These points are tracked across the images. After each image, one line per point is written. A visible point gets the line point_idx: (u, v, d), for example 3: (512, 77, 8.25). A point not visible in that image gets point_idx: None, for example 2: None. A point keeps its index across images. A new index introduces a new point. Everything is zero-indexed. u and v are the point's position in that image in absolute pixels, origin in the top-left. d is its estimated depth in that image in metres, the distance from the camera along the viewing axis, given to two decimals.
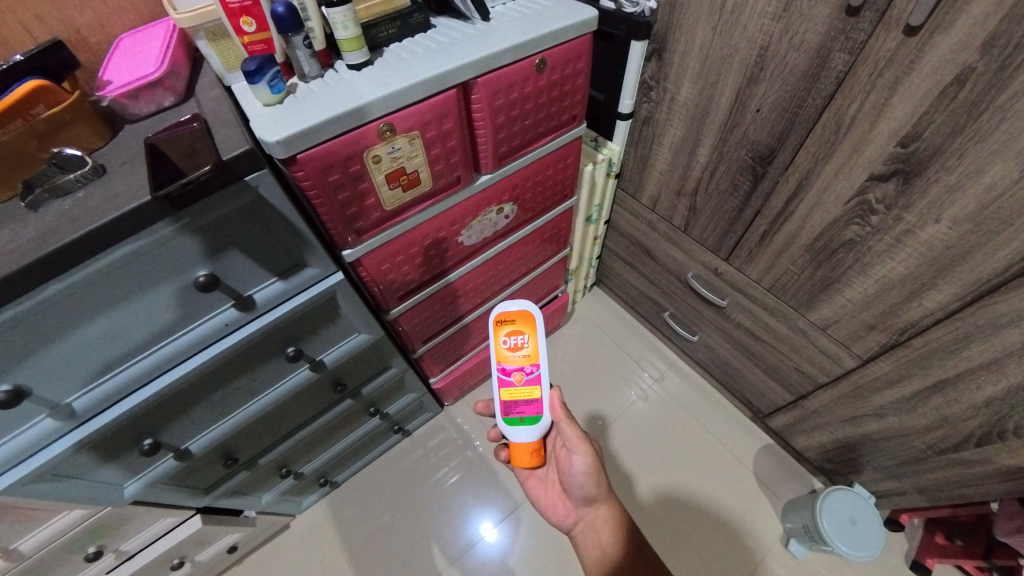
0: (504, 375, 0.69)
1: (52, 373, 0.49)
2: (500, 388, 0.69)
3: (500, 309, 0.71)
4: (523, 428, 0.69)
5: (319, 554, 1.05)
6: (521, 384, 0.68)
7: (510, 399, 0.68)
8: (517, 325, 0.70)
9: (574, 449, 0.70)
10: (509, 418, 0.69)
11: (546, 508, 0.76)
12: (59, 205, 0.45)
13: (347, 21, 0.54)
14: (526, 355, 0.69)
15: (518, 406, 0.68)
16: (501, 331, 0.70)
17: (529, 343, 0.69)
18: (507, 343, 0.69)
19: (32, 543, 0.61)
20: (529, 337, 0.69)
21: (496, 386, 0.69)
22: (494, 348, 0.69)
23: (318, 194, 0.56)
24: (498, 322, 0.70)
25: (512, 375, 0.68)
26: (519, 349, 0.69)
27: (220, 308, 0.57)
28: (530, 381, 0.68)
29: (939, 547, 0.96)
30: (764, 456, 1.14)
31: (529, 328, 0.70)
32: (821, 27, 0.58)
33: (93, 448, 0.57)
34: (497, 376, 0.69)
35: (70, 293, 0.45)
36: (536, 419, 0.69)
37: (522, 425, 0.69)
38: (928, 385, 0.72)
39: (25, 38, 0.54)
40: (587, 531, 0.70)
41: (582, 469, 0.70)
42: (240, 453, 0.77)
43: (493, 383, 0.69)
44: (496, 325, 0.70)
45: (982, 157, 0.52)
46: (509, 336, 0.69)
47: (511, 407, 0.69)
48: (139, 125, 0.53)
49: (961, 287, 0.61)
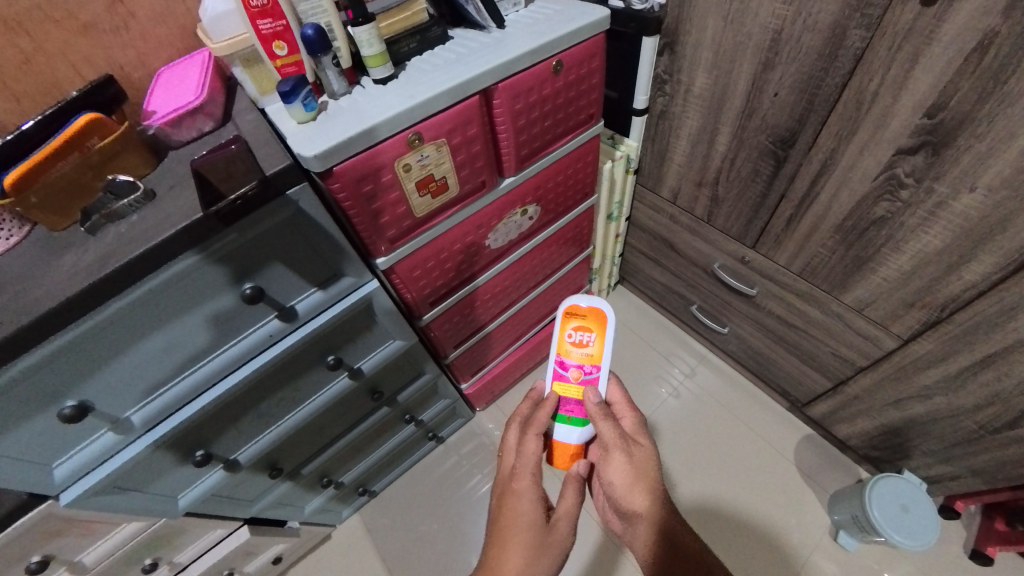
0: (561, 368, 0.73)
1: (112, 388, 0.52)
2: (554, 382, 0.73)
3: (571, 303, 0.76)
4: (570, 428, 0.71)
5: (359, 565, 1.06)
6: (576, 380, 0.72)
7: (561, 393, 0.72)
8: (586, 321, 0.74)
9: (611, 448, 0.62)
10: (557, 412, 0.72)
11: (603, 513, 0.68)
12: (116, 228, 0.48)
13: (372, 38, 0.56)
14: (588, 354, 0.73)
15: (569, 404, 0.72)
16: (570, 325, 0.75)
17: (595, 343, 0.74)
18: (572, 338, 0.74)
19: (94, 556, 0.64)
20: (596, 336, 0.74)
21: (551, 378, 0.73)
22: (557, 340, 0.75)
23: (352, 205, 0.58)
24: (567, 315, 0.75)
25: (569, 370, 0.73)
26: (583, 346, 0.73)
27: (264, 320, 0.59)
28: (586, 381, 0.72)
29: (1000, 534, 0.92)
30: (806, 447, 1.12)
31: (598, 327, 0.74)
32: (834, 6, 0.59)
33: (153, 461, 0.60)
34: (554, 367, 0.73)
35: (128, 310, 0.47)
36: (583, 421, 0.71)
37: (568, 425, 0.71)
38: (975, 361, 0.70)
39: (75, 79, 0.59)
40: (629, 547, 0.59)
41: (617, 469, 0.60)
42: (284, 464, 0.79)
43: (549, 374, 0.74)
44: (566, 317, 0.75)
45: (1012, 122, 0.51)
46: (576, 331, 0.74)
47: (563, 403, 0.72)
48: (182, 150, 0.56)
49: (1003, 257, 0.60)
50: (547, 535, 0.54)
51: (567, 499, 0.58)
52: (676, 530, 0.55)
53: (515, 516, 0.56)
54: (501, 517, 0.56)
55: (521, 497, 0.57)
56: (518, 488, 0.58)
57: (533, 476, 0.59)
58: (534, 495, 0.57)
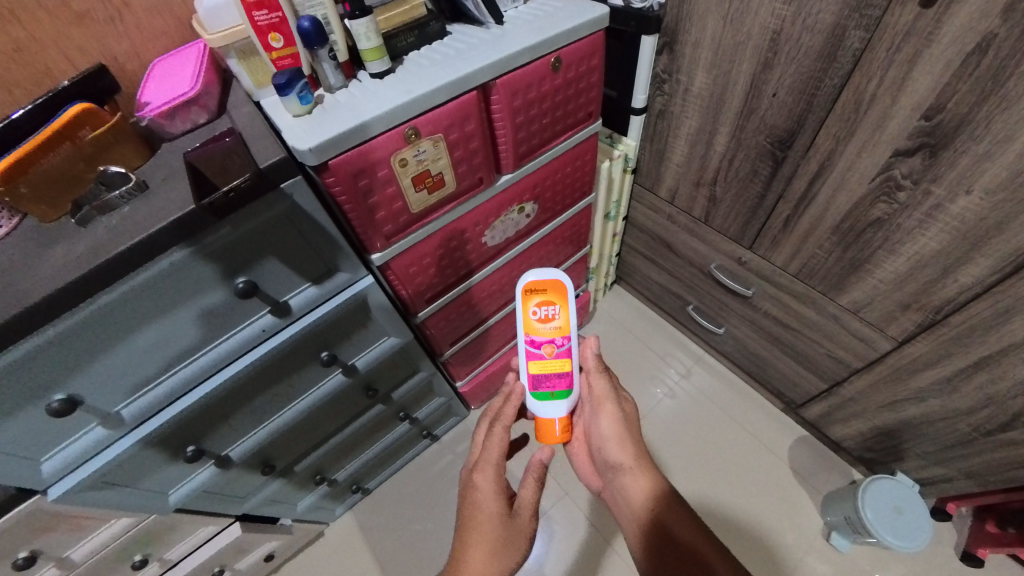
0: (534, 347, 0.68)
1: (102, 382, 0.51)
2: (529, 362, 0.68)
3: (528, 279, 0.70)
4: (556, 403, 0.68)
5: (352, 563, 1.06)
6: (552, 356, 0.68)
7: (540, 372, 0.68)
8: (548, 295, 0.69)
9: (603, 402, 0.67)
10: (539, 392, 0.68)
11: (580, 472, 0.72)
12: (107, 220, 0.47)
13: (370, 32, 0.56)
14: (557, 327, 0.68)
15: (549, 380, 0.68)
16: (531, 302, 0.69)
17: (561, 315, 0.68)
18: (537, 315, 0.68)
19: (83, 552, 0.63)
20: (560, 308, 0.68)
21: (525, 359, 0.68)
22: (522, 319, 0.69)
23: (348, 199, 0.57)
24: (528, 292, 0.69)
25: (543, 347, 0.68)
26: (551, 321, 0.68)
27: (257, 315, 0.59)
28: (561, 354, 0.68)
29: (992, 536, 0.92)
30: (800, 448, 1.12)
31: (560, 298, 0.69)
32: (834, 7, 0.59)
33: (144, 456, 0.59)
34: (526, 349, 0.68)
35: (119, 304, 0.47)
36: (567, 393, 0.68)
37: (553, 400, 0.68)
38: (970, 363, 0.70)
39: (67, 68, 0.58)
40: (614, 496, 0.64)
41: (608, 422, 0.66)
42: (276, 461, 0.79)
43: (522, 357, 0.68)
44: (526, 294, 0.69)
45: (1009, 124, 0.51)
46: (540, 307, 0.68)
47: (541, 381, 0.68)
48: (176, 142, 0.55)
49: (998, 259, 0.60)
50: (510, 527, 0.56)
51: (525, 496, 0.59)
52: (672, 525, 0.57)
53: (481, 517, 0.56)
54: (471, 509, 0.58)
55: (482, 489, 0.59)
56: (481, 480, 0.59)
57: (495, 469, 0.60)
58: (495, 486, 0.59)
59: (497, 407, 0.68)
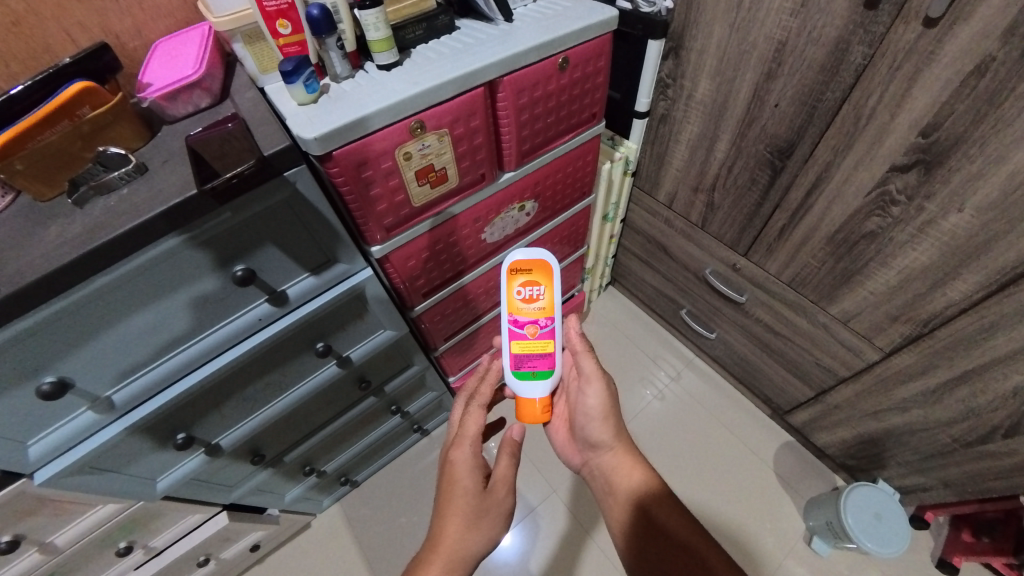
0: (516, 327, 0.69)
1: (94, 366, 0.50)
2: (511, 341, 0.69)
3: (512, 258, 0.71)
4: (536, 382, 0.69)
5: (337, 555, 1.05)
6: (534, 336, 0.68)
7: (522, 352, 0.69)
8: (533, 275, 0.69)
9: (589, 383, 0.67)
10: (520, 371, 0.69)
11: (560, 447, 0.74)
12: (105, 201, 0.47)
13: (379, 22, 0.55)
14: (541, 307, 0.69)
15: (531, 360, 0.68)
16: (516, 282, 0.69)
17: (545, 294, 0.69)
18: (521, 295, 0.69)
19: (66, 538, 0.62)
20: (545, 288, 0.69)
21: (508, 339, 0.69)
22: (506, 298, 0.69)
23: (351, 189, 0.57)
24: (512, 271, 0.70)
25: (526, 327, 0.68)
26: (535, 301, 0.69)
27: (254, 303, 0.58)
28: (544, 334, 0.68)
29: (966, 544, 0.95)
30: (785, 453, 1.14)
31: (545, 278, 0.69)
32: (839, 21, 0.59)
33: (133, 441, 0.58)
34: (509, 328, 0.69)
35: (115, 287, 0.46)
36: (548, 373, 0.69)
37: (533, 380, 0.69)
38: (953, 376, 0.72)
39: (68, 45, 0.57)
40: (595, 473, 0.68)
41: (593, 404, 0.67)
42: (266, 450, 0.78)
43: (504, 336, 0.69)
44: (511, 273, 0.70)
45: (1003, 145, 0.53)
46: (524, 286, 0.69)
47: (522, 360, 0.69)
48: (177, 125, 0.55)
49: (986, 276, 0.61)
50: (486, 502, 0.58)
51: (500, 467, 0.60)
52: (653, 508, 0.60)
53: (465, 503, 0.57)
54: (451, 482, 0.58)
55: (459, 464, 0.59)
56: (458, 455, 0.60)
57: (474, 443, 0.61)
58: (473, 461, 0.60)
59: (474, 385, 0.70)
